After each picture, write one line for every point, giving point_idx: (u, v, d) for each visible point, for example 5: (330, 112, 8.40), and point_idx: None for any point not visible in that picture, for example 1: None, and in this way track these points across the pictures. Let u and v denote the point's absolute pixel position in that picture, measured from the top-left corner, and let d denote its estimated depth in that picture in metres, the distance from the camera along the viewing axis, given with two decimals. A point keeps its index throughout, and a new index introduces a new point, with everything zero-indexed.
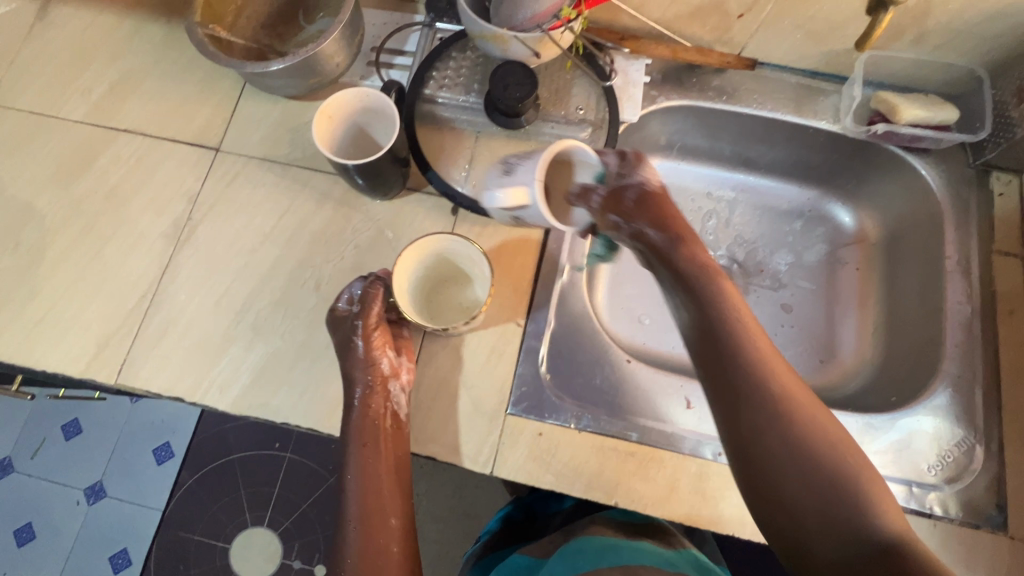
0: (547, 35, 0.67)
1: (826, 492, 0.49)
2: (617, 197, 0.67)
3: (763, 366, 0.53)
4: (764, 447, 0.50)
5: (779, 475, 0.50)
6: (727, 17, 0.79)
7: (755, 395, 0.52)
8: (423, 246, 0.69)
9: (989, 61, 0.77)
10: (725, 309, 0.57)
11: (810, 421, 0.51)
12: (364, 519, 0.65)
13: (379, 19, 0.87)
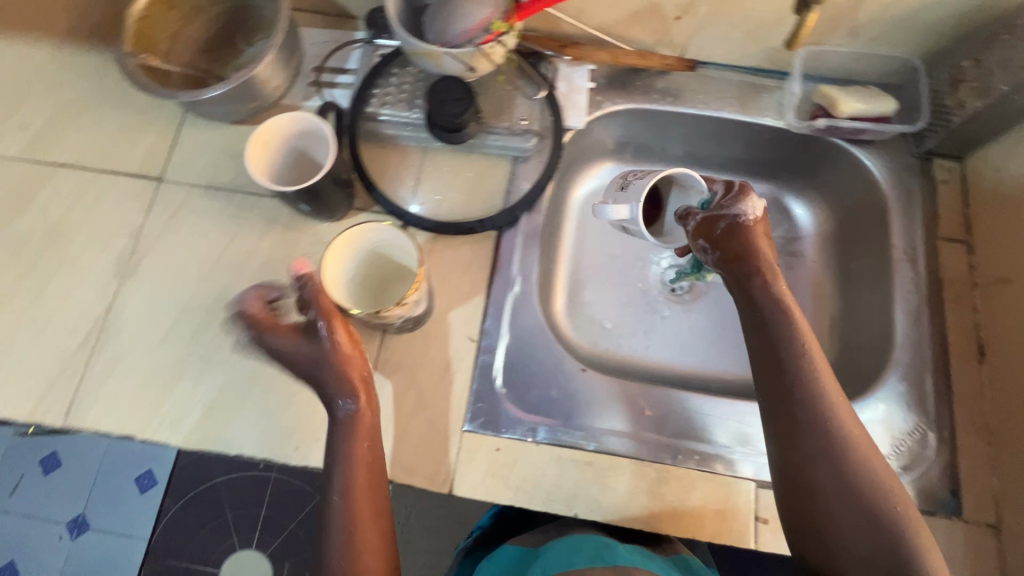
0: (479, 49, 0.67)
1: (859, 507, 0.59)
2: (713, 224, 0.71)
3: (818, 399, 0.62)
4: (802, 467, 0.61)
5: (820, 488, 0.60)
6: (665, 20, 0.79)
7: (818, 422, 0.61)
8: (351, 239, 0.64)
9: (925, 51, 0.78)
10: (798, 347, 0.65)
11: (857, 449, 0.61)
12: (343, 511, 0.58)
13: (320, 39, 0.86)
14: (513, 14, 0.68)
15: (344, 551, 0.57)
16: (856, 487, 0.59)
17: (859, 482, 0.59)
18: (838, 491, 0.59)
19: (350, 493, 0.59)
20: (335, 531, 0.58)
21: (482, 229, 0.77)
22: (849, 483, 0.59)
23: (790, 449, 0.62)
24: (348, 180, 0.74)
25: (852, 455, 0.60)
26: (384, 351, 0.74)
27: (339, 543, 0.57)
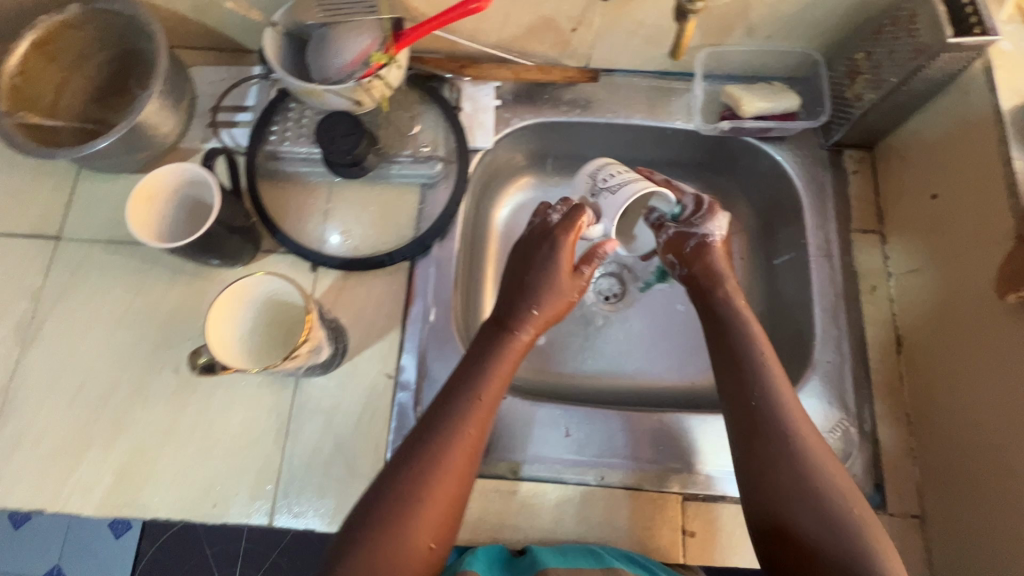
0: (360, 83, 0.66)
1: (813, 501, 0.56)
2: (684, 239, 0.76)
3: (778, 405, 0.61)
4: (763, 473, 0.59)
5: (773, 480, 0.58)
6: (562, 32, 0.78)
7: (775, 427, 0.60)
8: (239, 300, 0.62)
9: (822, 44, 0.78)
10: (755, 355, 0.65)
11: (817, 456, 0.58)
12: (410, 465, 0.56)
13: (215, 77, 0.84)
14: (392, 45, 0.67)
15: (398, 508, 0.54)
16: (816, 494, 0.56)
17: (819, 487, 0.56)
18: (799, 496, 0.56)
19: (432, 440, 0.58)
20: (393, 489, 0.55)
21: (391, 262, 0.76)
22: (809, 489, 0.56)
23: (748, 455, 0.60)
24: (241, 225, 0.72)
25: (809, 461, 0.58)
26: (301, 396, 0.72)
27: (393, 501, 0.55)
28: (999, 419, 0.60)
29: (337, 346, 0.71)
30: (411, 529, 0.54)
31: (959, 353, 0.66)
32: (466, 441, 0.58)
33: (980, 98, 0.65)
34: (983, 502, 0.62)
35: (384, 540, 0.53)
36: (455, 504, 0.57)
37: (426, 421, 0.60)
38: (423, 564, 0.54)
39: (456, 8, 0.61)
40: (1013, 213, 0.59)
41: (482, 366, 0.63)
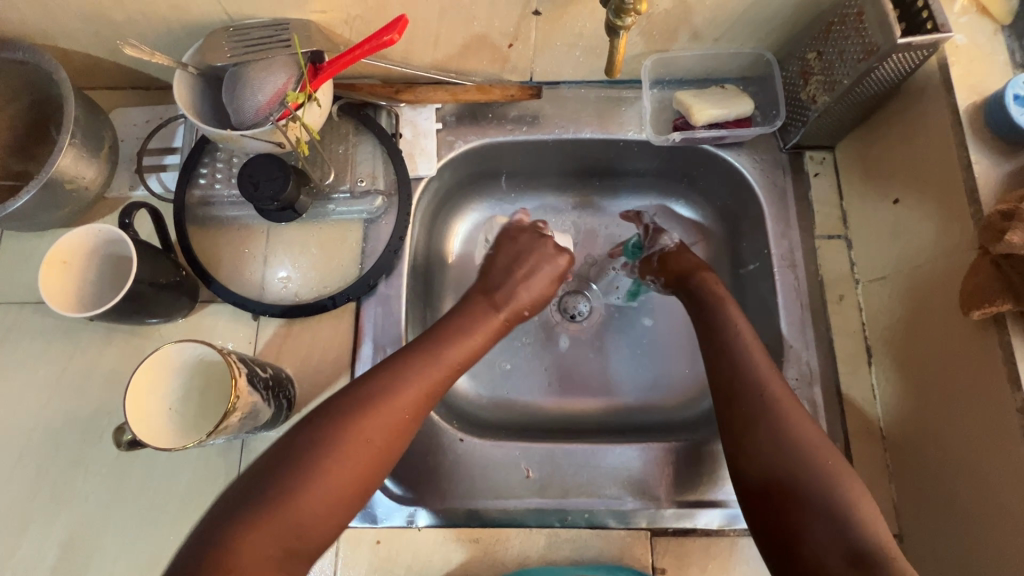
0: (278, 125, 0.62)
1: (795, 458, 0.55)
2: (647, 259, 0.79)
3: (768, 391, 0.60)
4: (759, 461, 0.56)
5: (755, 444, 0.57)
6: (498, 49, 0.73)
7: (766, 414, 0.58)
8: (156, 368, 0.58)
9: (774, 44, 0.74)
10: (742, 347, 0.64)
11: (809, 435, 0.56)
12: (352, 396, 0.56)
13: (141, 118, 0.80)
14: (308, 82, 0.62)
15: (325, 440, 0.53)
16: (811, 481, 0.53)
17: (817, 472, 0.54)
18: (794, 479, 0.54)
19: (380, 381, 0.58)
20: (330, 418, 0.54)
21: (335, 306, 0.72)
22: (802, 476, 0.54)
23: (742, 446, 0.58)
24: (172, 280, 0.68)
25: (805, 453, 0.55)
26: (248, 454, 0.69)
27: (327, 428, 0.54)
28: (965, 383, 0.58)
29: (281, 400, 0.66)
30: (336, 454, 0.53)
31: (931, 365, 0.63)
32: (413, 385, 0.58)
33: (938, 96, 0.61)
34: (961, 523, 0.59)
35: (304, 468, 0.51)
36: (390, 445, 0.56)
37: (380, 364, 0.60)
38: (339, 492, 0.52)
39: (369, 40, 0.57)
40: (976, 220, 0.56)
41: (452, 331, 0.65)
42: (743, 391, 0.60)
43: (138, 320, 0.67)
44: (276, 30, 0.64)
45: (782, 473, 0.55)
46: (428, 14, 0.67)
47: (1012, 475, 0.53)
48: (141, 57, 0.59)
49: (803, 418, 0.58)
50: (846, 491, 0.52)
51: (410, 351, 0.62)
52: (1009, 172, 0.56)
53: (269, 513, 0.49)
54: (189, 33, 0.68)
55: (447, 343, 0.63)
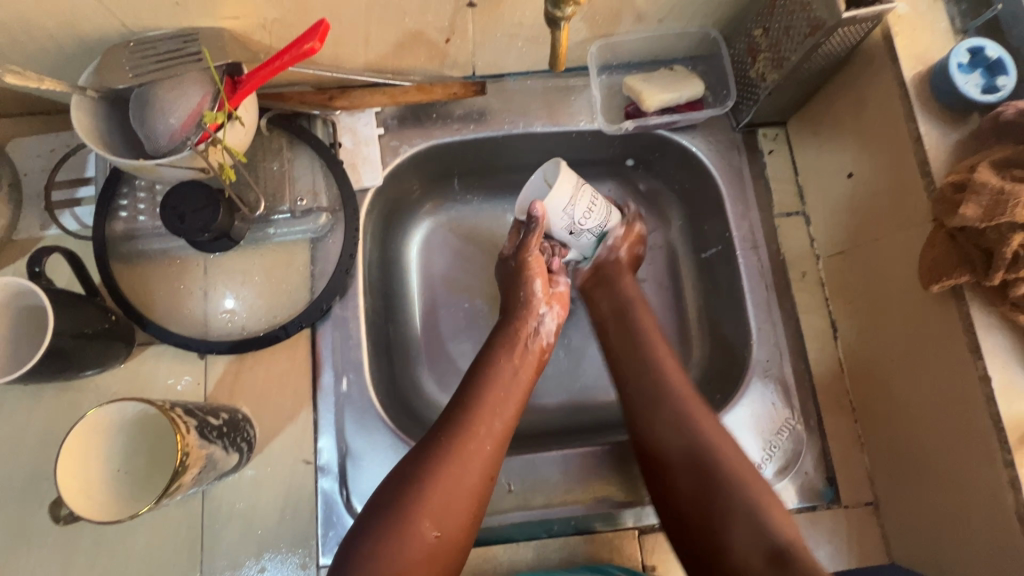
0: (198, 149, 0.56)
1: (712, 475, 0.57)
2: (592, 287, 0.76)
3: (669, 389, 0.64)
4: (671, 454, 0.60)
5: (668, 446, 0.60)
6: (435, 44, 0.69)
7: (665, 423, 0.61)
8: (86, 434, 0.53)
9: (719, 21, 0.72)
10: (651, 368, 0.66)
11: (716, 443, 0.59)
12: (443, 437, 0.57)
13: (45, 147, 0.71)
14: (228, 99, 0.57)
15: (400, 507, 0.52)
16: (707, 470, 0.57)
17: (723, 474, 0.57)
18: (716, 489, 0.56)
19: (445, 432, 0.58)
20: (407, 482, 0.54)
21: (288, 335, 0.68)
22: (708, 467, 0.58)
23: (646, 441, 0.62)
24: (100, 328, 0.61)
25: (715, 457, 0.58)
26: (211, 503, 0.65)
27: (400, 492, 0.53)
28: (925, 368, 0.59)
29: (240, 445, 0.62)
30: (417, 513, 0.52)
31: (898, 356, 0.63)
32: (479, 423, 0.58)
33: (884, 68, 0.60)
34: (939, 505, 0.59)
35: (386, 535, 0.51)
36: (472, 499, 0.55)
37: (443, 417, 0.60)
38: (427, 555, 0.52)
39: (288, 51, 0.52)
40: (928, 192, 0.56)
41: (490, 360, 0.64)
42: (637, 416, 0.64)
43: (72, 375, 0.61)
44: (184, 41, 0.58)
45: (700, 507, 0.56)
46: (352, 14, 0.61)
47: (973, 446, 0.54)
48: (28, 84, 0.50)
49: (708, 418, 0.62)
50: (740, 481, 0.56)
51: (465, 393, 0.61)
52: (957, 141, 0.56)
53: None
54: (84, 52, 0.60)
55: (492, 378, 0.63)
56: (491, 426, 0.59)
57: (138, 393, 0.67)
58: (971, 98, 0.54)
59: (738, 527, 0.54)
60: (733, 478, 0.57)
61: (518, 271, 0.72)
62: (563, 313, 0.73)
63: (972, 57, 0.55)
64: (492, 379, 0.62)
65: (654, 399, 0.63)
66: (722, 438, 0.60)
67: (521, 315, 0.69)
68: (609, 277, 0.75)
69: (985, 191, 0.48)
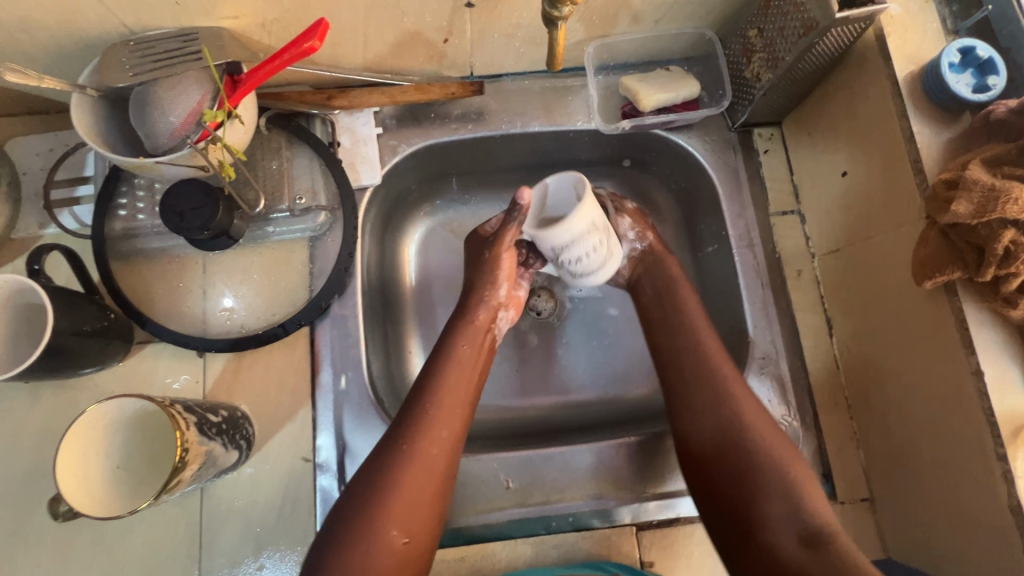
0: (197, 147, 0.56)
1: (748, 455, 0.57)
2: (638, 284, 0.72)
3: (707, 368, 0.63)
4: (705, 434, 0.60)
5: (704, 426, 0.60)
6: (433, 45, 0.69)
7: (698, 393, 0.62)
8: (86, 431, 0.53)
9: (714, 22, 0.72)
10: (690, 344, 0.65)
11: (751, 424, 0.59)
12: (407, 442, 0.57)
13: (44, 146, 0.72)
14: (228, 97, 0.57)
15: (365, 514, 0.53)
16: (736, 451, 0.58)
17: (759, 455, 0.57)
18: (750, 470, 0.56)
19: (405, 436, 0.57)
20: (370, 488, 0.54)
21: (287, 333, 0.68)
22: (741, 449, 0.58)
23: (682, 418, 0.62)
24: (99, 326, 0.62)
25: (746, 439, 0.58)
26: (210, 501, 0.65)
27: (370, 498, 0.54)
28: (918, 362, 0.60)
29: (238, 443, 0.62)
30: (383, 522, 0.53)
31: (892, 351, 0.63)
32: (438, 428, 0.59)
33: (877, 68, 0.61)
34: (932, 502, 0.60)
35: (357, 540, 0.52)
36: (431, 501, 0.56)
37: (394, 424, 0.59)
38: (398, 560, 0.52)
39: (288, 49, 0.53)
40: (922, 190, 0.57)
41: (444, 363, 0.64)
42: (678, 392, 0.63)
43: (70, 373, 0.61)
44: (185, 40, 0.58)
45: (734, 485, 0.57)
46: (352, 13, 0.62)
47: (965, 440, 0.55)
48: (29, 82, 0.50)
49: (749, 399, 0.61)
50: (775, 458, 0.57)
51: (416, 398, 0.61)
52: (949, 140, 0.57)
53: None
54: (83, 51, 0.61)
55: (449, 381, 0.62)
56: (450, 429, 0.59)
57: (136, 391, 0.67)
58: (963, 97, 0.55)
59: (772, 503, 0.54)
60: (771, 457, 0.57)
61: (489, 266, 0.70)
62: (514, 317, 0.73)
63: (963, 57, 0.56)
64: (442, 385, 0.62)
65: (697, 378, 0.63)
66: (762, 421, 0.59)
67: (478, 313, 0.69)
68: (654, 261, 0.72)
69: (977, 187, 0.49)
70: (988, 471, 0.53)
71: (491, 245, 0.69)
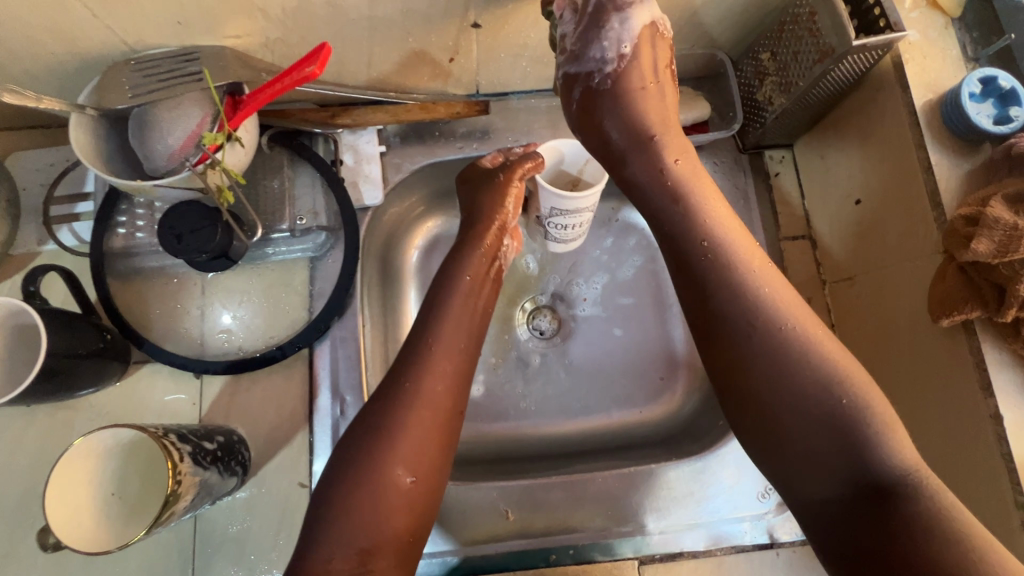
0: (197, 170, 0.56)
1: (802, 412, 0.48)
2: (568, 85, 0.59)
3: (741, 293, 0.51)
4: (752, 385, 0.50)
5: (748, 372, 0.50)
6: (439, 64, 0.68)
7: (737, 331, 0.51)
8: (77, 461, 0.52)
9: (726, 43, 0.71)
10: (733, 275, 0.52)
11: (801, 367, 0.49)
12: (410, 368, 0.56)
13: (45, 161, 0.71)
14: (228, 120, 0.57)
15: (368, 457, 0.51)
16: (798, 401, 0.48)
17: (815, 414, 0.47)
18: (802, 431, 0.48)
19: (408, 374, 0.55)
20: (372, 429, 0.53)
21: (285, 356, 0.66)
22: (787, 385, 0.48)
23: (723, 365, 0.51)
24: (95, 349, 0.60)
25: (800, 382, 0.48)
26: (204, 528, 0.64)
27: (371, 442, 0.52)
28: (925, 338, 0.58)
29: (235, 469, 0.61)
30: (388, 461, 0.51)
31: (898, 350, 0.61)
32: (442, 363, 0.57)
33: (895, 96, 0.59)
34: None
35: (359, 485, 0.50)
36: (438, 437, 0.54)
37: (396, 364, 0.57)
38: (406, 501, 0.52)
39: (290, 73, 0.52)
40: (940, 225, 0.55)
41: (448, 291, 0.61)
42: (716, 332, 0.52)
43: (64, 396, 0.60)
44: (185, 60, 0.57)
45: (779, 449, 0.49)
46: (357, 33, 0.61)
47: (977, 455, 0.53)
48: (26, 103, 0.49)
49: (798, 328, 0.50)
50: (833, 408, 0.47)
51: (419, 329, 0.59)
52: (970, 172, 0.55)
53: (346, 541, 0.49)
54: (84, 70, 0.60)
55: (453, 308, 0.60)
56: (454, 365, 0.57)
57: (131, 412, 0.66)
58: (984, 129, 0.53)
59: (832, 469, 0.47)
60: (823, 407, 0.47)
61: (500, 188, 0.64)
62: (518, 247, 0.70)
63: (985, 86, 0.54)
64: (444, 316, 0.59)
65: (755, 338, 0.50)
66: (809, 360, 0.49)
67: (487, 236, 0.64)
68: (640, 156, 0.58)
69: (998, 226, 0.48)
70: (999, 498, 0.51)
71: (505, 167, 0.64)
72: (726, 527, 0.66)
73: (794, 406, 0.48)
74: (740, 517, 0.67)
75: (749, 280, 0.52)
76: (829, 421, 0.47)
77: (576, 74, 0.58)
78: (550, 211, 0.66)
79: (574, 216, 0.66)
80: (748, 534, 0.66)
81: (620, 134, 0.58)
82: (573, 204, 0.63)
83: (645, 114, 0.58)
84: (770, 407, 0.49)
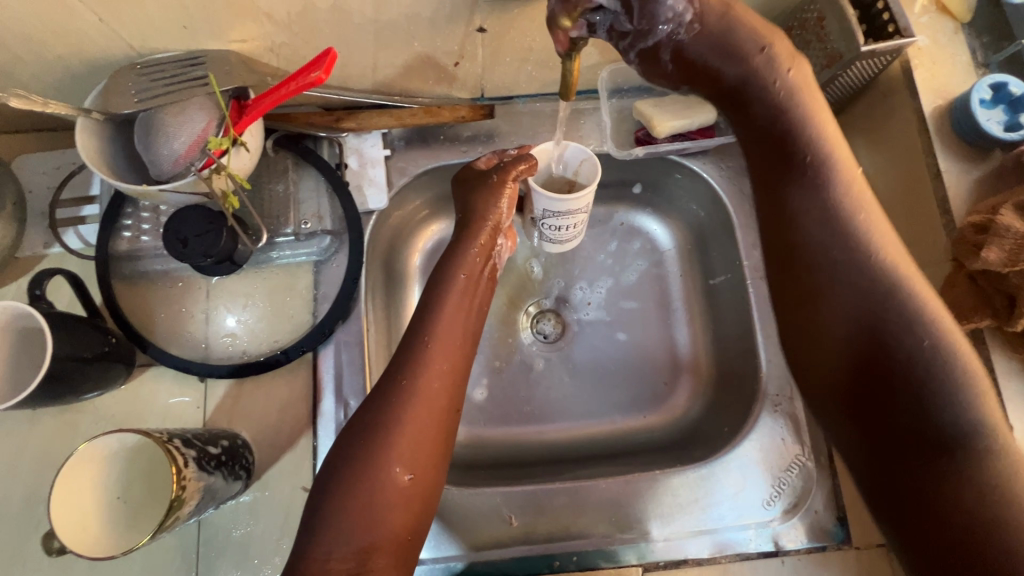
0: (202, 176, 0.56)
1: (878, 353, 0.49)
2: (654, 58, 0.54)
3: (843, 224, 0.52)
4: (836, 316, 0.51)
5: (834, 303, 0.51)
6: (444, 68, 0.68)
7: (830, 262, 0.52)
8: (83, 465, 0.53)
9: None
10: (833, 208, 0.52)
11: (894, 306, 0.49)
12: (408, 362, 0.56)
13: (51, 164, 0.71)
14: (233, 124, 0.57)
15: (364, 455, 0.51)
16: (880, 341, 0.49)
17: (894, 357, 0.48)
18: (878, 370, 0.49)
19: (406, 371, 0.55)
20: (368, 425, 0.53)
21: (289, 360, 0.66)
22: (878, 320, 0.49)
23: (811, 290, 0.53)
24: (101, 351, 0.60)
25: (893, 322, 0.49)
26: (207, 532, 0.64)
27: (367, 439, 0.52)
28: None
29: (239, 473, 0.61)
30: (386, 458, 0.51)
31: None
32: (438, 358, 0.57)
33: (903, 101, 0.59)
34: None
35: (357, 484, 0.50)
36: (436, 435, 0.54)
37: (392, 363, 0.56)
38: (403, 498, 0.51)
39: (297, 79, 0.52)
40: (948, 232, 0.55)
41: (442, 289, 0.61)
42: (805, 261, 0.54)
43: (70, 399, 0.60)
44: (189, 65, 0.57)
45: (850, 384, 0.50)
46: (362, 37, 0.61)
47: None
48: (33, 108, 0.50)
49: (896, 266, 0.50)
50: (914, 355, 0.48)
51: (414, 326, 0.59)
52: (979, 179, 0.55)
53: (344, 541, 0.49)
54: (90, 74, 0.60)
55: (449, 306, 0.60)
56: (452, 361, 0.57)
57: (136, 415, 0.66)
58: (994, 136, 0.52)
59: (903, 414, 0.48)
60: (904, 352, 0.48)
61: (495, 189, 0.63)
62: (513, 246, 0.70)
63: (994, 93, 0.54)
64: (441, 314, 0.59)
65: (840, 264, 0.51)
66: (903, 302, 0.49)
67: (479, 236, 0.64)
68: (744, 86, 0.55)
69: (1009, 235, 0.47)
70: None
71: (499, 169, 0.64)
72: (731, 534, 0.66)
73: (869, 341, 0.49)
74: (745, 524, 0.66)
75: (845, 206, 0.52)
76: (906, 366, 0.48)
77: (657, 45, 0.53)
78: (543, 214, 0.66)
79: (567, 217, 0.66)
80: (754, 542, 0.66)
81: (723, 65, 0.54)
82: (566, 206, 0.63)
83: (750, 30, 0.53)
84: (847, 342, 0.51)
